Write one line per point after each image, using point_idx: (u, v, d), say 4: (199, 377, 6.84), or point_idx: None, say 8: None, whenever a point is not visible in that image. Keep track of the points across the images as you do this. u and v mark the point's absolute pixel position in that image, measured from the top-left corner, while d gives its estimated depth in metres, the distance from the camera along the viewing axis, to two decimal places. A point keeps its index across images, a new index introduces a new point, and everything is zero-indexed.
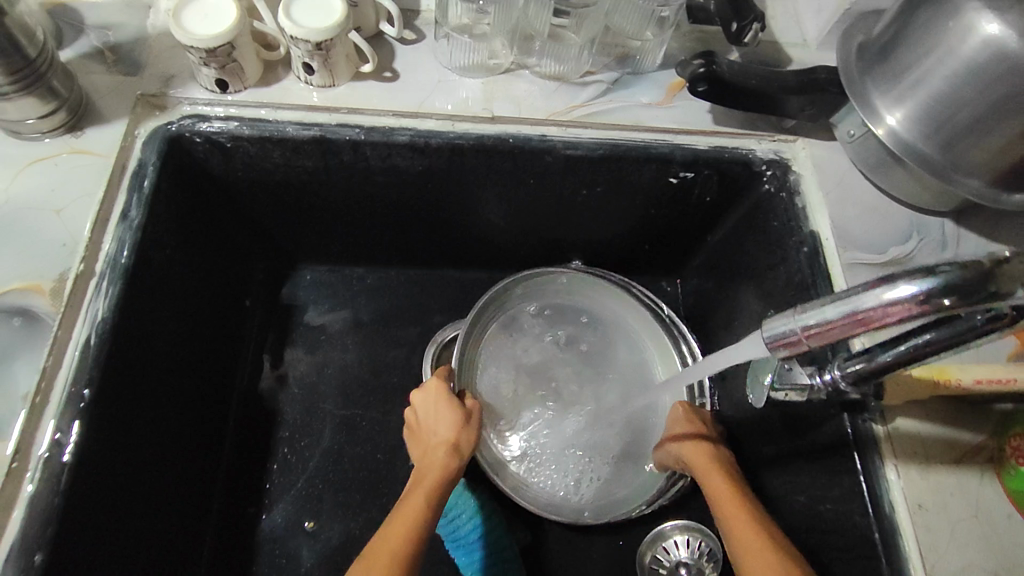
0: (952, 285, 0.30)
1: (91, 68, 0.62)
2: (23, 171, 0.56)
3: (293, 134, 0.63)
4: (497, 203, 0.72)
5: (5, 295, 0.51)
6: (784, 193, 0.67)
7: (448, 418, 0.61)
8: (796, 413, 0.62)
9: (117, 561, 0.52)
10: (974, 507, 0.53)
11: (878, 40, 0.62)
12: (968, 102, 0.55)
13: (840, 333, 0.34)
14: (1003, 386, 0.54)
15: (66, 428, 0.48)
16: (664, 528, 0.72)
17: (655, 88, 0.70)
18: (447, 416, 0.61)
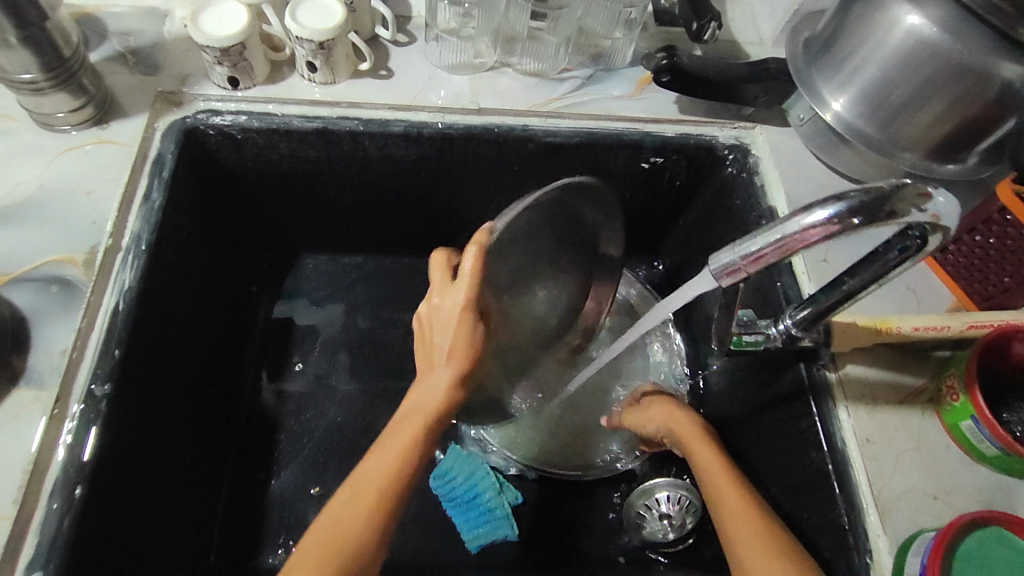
0: (856, 206, 0.37)
1: (114, 69, 0.68)
2: (56, 159, 0.62)
3: (298, 126, 0.69)
4: (483, 189, 0.78)
5: (43, 266, 0.57)
6: (745, 174, 0.74)
7: (454, 334, 0.52)
8: (762, 367, 0.68)
9: (142, 507, 0.57)
10: (915, 440, 0.59)
11: (821, 35, 0.69)
12: (897, 85, 0.62)
13: (773, 258, 0.40)
14: (938, 333, 0.60)
15: (99, 379, 0.53)
16: (652, 483, 0.70)
17: (625, 82, 0.77)
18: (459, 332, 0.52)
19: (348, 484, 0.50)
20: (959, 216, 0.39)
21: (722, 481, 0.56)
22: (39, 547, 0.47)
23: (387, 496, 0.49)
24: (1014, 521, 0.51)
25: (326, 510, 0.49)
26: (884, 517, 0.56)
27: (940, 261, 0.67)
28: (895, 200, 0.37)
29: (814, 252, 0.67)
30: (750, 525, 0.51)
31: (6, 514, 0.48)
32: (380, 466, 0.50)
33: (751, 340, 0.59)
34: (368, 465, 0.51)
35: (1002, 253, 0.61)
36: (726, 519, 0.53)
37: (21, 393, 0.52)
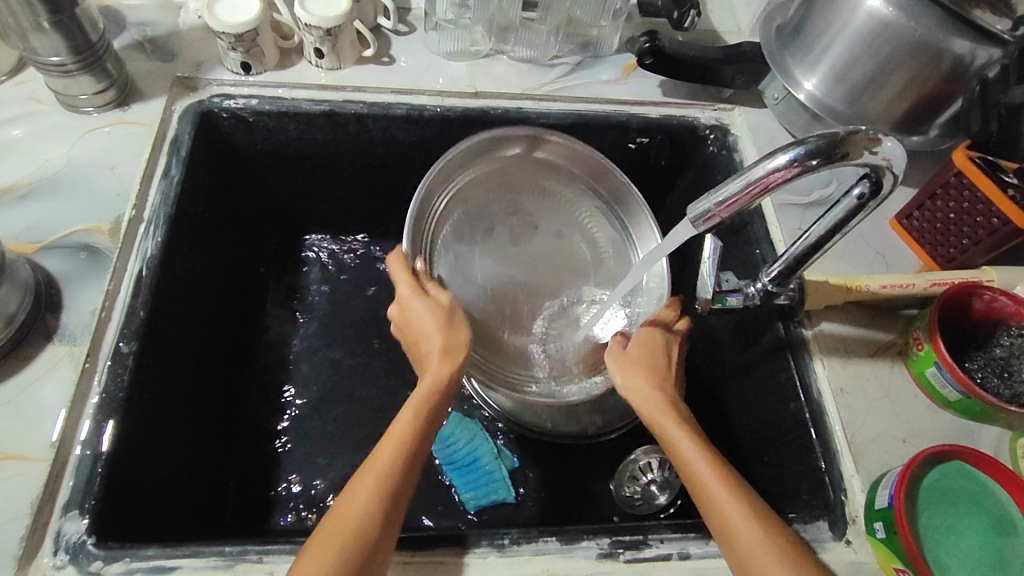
0: (813, 149, 0.42)
1: (133, 56, 0.73)
2: (80, 138, 0.66)
3: (306, 109, 0.73)
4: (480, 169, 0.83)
5: (72, 234, 0.61)
6: (725, 151, 0.79)
7: (421, 321, 0.59)
8: (744, 330, 0.73)
9: (165, 462, 0.60)
10: (885, 389, 0.64)
11: (791, 20, 0.74)
12: (862, 63, 0.68)
13: (743, 203, 0.45)
14: (905, 290, 0.65)
15: (125, 337, 0.57)
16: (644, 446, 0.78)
17: (612, 68, 0.83)
18: (429, 319, 0.59)
19: (360, 483, 0.49)
20: (905, 161, 0.44)
21: (700, 466, 0.52)
22: (75, 487, 0.50)
23: (393, 483, 0.50)
24: (975, 456, 0.55)
25: (330, 512, 0.48)
26: (857, 459, 0.60)
27: (907, 227, 0.72)
28: (847, 143, 0.42)
29: (789, 222, 0.72)
30: (745, 516, 0.49)
31: (43, 457, 0.50)
32: (380, 455, 0.51)
33: (733, 301, 0.63)
34: (379, 454, 0.51)
35: (961, 215, 0.66)
36: (722, 518, 0.49)
37: (55, 349, 0.55)
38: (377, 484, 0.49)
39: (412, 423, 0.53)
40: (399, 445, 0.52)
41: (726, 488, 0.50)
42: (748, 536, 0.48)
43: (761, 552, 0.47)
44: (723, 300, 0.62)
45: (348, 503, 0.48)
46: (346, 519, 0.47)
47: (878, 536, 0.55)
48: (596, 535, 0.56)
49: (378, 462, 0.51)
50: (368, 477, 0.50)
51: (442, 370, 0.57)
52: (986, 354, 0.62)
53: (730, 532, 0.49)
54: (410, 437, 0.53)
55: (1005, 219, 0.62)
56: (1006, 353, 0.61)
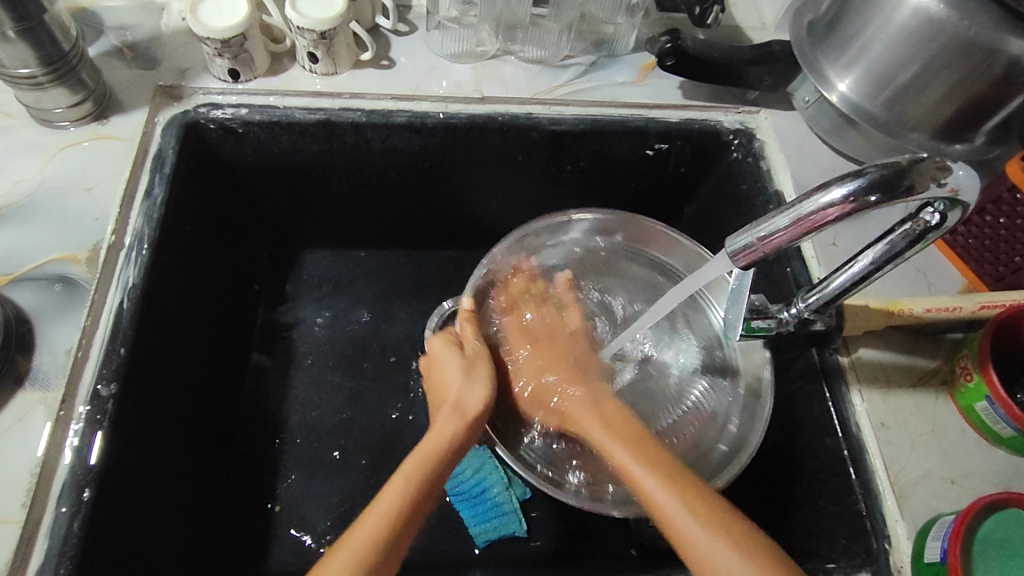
0: (874, 183, 0.37)
1: (112, 64, 0.67)
2: (55, 156, 0.61)
3: (300, 118, 0.68)
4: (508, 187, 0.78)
5: (46, 264, 0.57)
6: (751, 158, 0.73)
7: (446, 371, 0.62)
8: (775, 354, 0.67)
9: (156, 504, 0.57)
10: (930, 423, 0.59)
11: (825, 17, 0.68)
12: (905, 65, 0.62)
13: (788, 239, 0.41)
14: (950, 314, 0.59)
15: (105, 378, 0.53)
16: None
17: (628, 69, 0.77)
18: (453, 368, 0.61)
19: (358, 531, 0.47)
20: (977, 191, 0.39)
21: (641, 477, 0.51)
22: (49, 552, 0.46)
23: (393, 531, 0.48)
24: None
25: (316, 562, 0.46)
26: (901, 502, 0.55)
27: (950, 242, 0.66)
28: (913, 176, 0.38)
29: (822, 236, 0.66)
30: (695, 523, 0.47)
31: (16, 518, 0.47)
32: (383, 506, 0.49)
33: (761, 326, 0.57)
34: (387, 491, 0.50)
35: (1013, 232, 0.60)
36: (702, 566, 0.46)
37: (26, 395, 0.51)
38: (380, 529, 0.47)
39: (424, 464, 0.53)
40: (406, 486, 0.50)
41: (701, 529, 0.47)
42: (702, 544, 0.46)
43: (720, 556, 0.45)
44: (749, 326, 0.56)
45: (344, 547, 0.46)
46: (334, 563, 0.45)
47: None
48: None
49: (380, 509, 0.48)
50: (370, 518, 0.48)
51: (453, 417, 0.57)
52: None
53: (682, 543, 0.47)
54: (415, 478, 0.51)
55: None
56: None
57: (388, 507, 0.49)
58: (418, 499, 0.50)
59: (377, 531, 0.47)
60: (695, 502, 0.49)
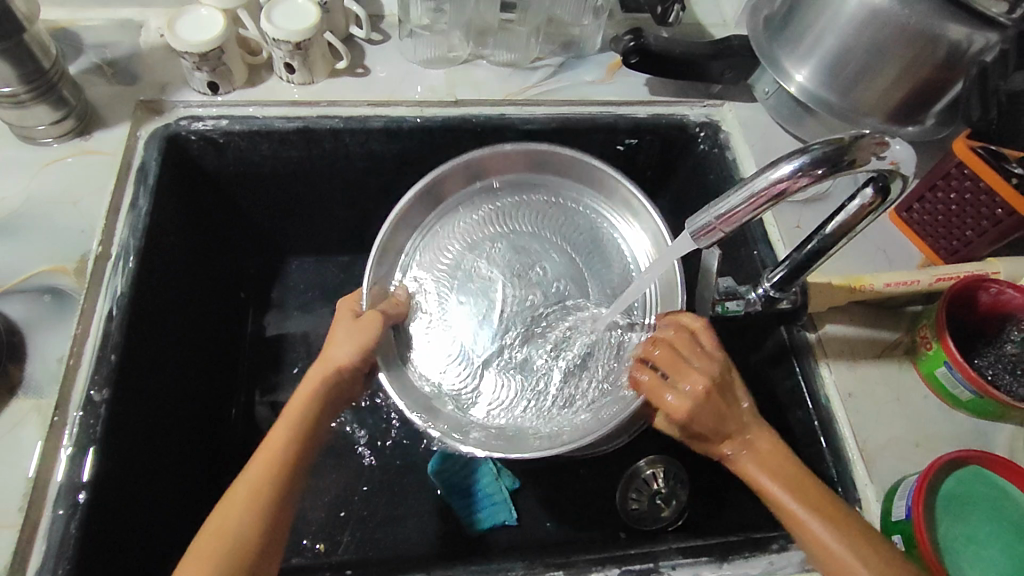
0: (818, 160, 0.40)
1: (93, 81, 0.69)
2: (40, 172, 0.63)
3: (279, 127, 0.70)
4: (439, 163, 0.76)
5: (35, 276, 0.58)
6: (717, 149, 0.76)
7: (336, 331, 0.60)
8: (747, 333, 0.70)
9: (151, 506, 0.59)
10: (894, 390, 0.61)
11: (779, 12, 0.71)
12: (855, 54, 0.65)
13: (744, 215, 0.43)
14: (910, 287, 0.62)
15: (97, 384, 0.54)
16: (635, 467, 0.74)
17: (597, 68, 0.80)
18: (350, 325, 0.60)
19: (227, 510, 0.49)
20: (915, 162, 0.43)
21: (778, 496, 0.48)
22: (48, 552, 0.48)
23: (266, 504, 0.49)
24: (993, 459, 0.54)
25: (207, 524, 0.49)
26: (869, 466, 0.58)
27: (908, 220, 0.69)
28: (857, 149, 0.40)
29: (787, 220, 0.69)
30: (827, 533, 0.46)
31: (13, 521, 0.48)
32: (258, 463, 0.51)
33: (733, 307, 0.59)
34: (269, 441, 0.53)
35: (962, 207, 0.63)
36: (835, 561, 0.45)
37: (21, 403, 0.53)
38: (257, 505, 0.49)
39: (290, 432, 0.53)
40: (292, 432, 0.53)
41: (825, 523, 0.46)
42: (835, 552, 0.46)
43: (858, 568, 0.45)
44: (723, 306, 0.59)
45: (225, 519, 0.48)
46: (222, 537, 0.47)
47: None
48: (605, 566, 0.55)
49: (263, 452, 0.52)
50: (239, 494, 0.50)
51: (322, 373, 0.57)
52: (997, 350, 0.60)
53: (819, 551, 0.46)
54: (291, 441, 0.53)
55: (1011, 210, 0.60)
56: (1017, 348, 0.59)
57: (262, 466, 0.51)
58: (296, 448, 0.53)
59: (254, 488, 0.50)
60: (819, 506, 0.47)
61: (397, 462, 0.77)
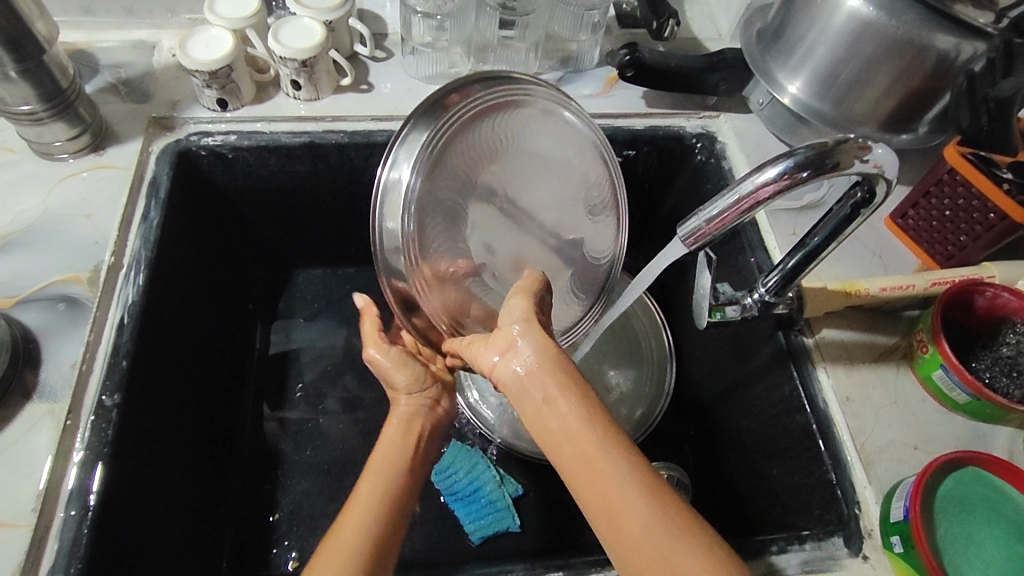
0: (803, 164, 0.41)
1: (107, 100, 0.72)
2: (55, 187, 0.66)
3: (286, 141, 0.72)
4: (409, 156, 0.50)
5: (50, 285, 0.60)
6: (713, 159, 0.78)
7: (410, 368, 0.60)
8: (743, 341, 0.71)
9: (126, 523, 0.54)
10: (892, 394, 0.62)
11: (772, 26, 0.73)
12: (846, 64, 0.66)
13: (733, 218, 0.44)
14: (905, 292, 0.63)
15: (108, 390, 0.56)
16: None
17: (594, 82, 0.82)
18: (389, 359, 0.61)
19: (356, 503, 0.48)
20: (898, 165, 0.44)
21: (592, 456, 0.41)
22: (60, 552, 0.49)
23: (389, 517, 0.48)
24: (992, 461, 0.54)
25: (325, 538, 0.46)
26: (868, 470, 0.58)
27: (903, 226, 0.70)
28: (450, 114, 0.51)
29: (783, 227, 0.70)
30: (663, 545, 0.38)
31: (26, 522, 0.49)
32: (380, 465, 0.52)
33: (731, 313, 0.60)
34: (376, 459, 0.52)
35: (955, 213, 0.64)
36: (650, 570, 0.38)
37: (34, 407, 0.54)
38: (375, 515, 0.48)
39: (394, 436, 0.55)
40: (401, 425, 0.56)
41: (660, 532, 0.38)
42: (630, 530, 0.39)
43: (627, 505, 0.39)
44: (720, 312, 0.60)
45: (344, 529, 0.46)
46: (348, 544, 0.45)
47: (895, 551, 0.53)
48: (604, 567, 0.55)
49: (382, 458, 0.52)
50: (357, 506, 0.48)
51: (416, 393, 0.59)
52: (993, 353, 0.60)
53: (603, 505, 0.40)
54: (394, 455, 0.53)
55: (1002, 214, 0.60)
56: (1013, 351, 0.59)
57: (386, 461, 0.52)
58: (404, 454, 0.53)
59: (381, 484, 0.50)
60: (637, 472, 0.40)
61: None
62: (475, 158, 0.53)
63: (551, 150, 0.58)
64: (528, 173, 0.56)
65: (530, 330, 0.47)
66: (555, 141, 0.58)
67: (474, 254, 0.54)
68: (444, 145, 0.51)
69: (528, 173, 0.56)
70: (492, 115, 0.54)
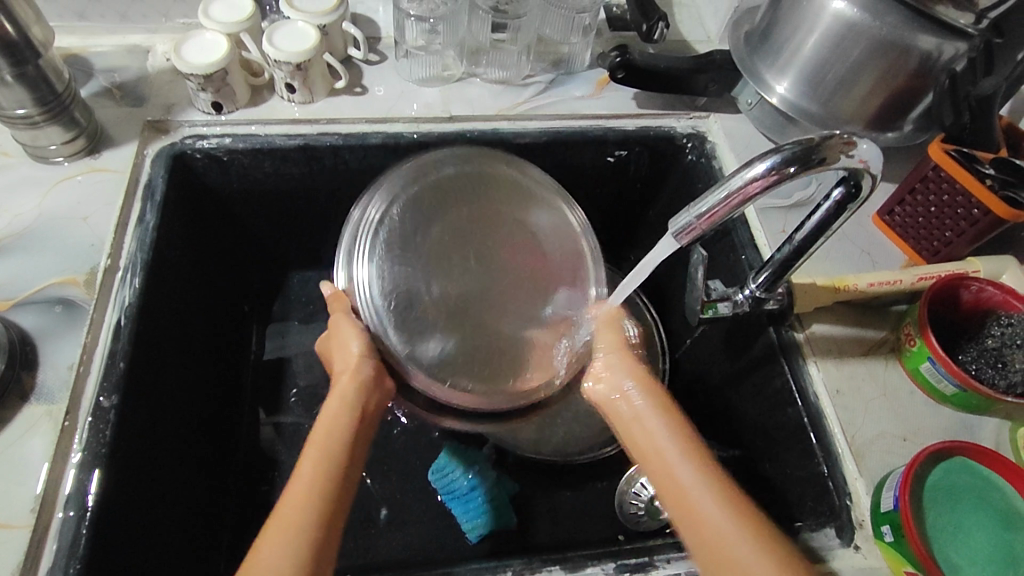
0: (790, 159, 0.42)
1: (102, 104, 0.72)
2: (51, 190, 0.66)
3: (281, 143, 0.72)
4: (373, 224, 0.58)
5: (47, 288, 0.61)
6: (703, 159, 0.79)
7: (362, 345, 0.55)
8: (735, 337, 0.72)
9: (123, 524, 0.54)
10: (881, 387, 0.63)
11: (759, 28, 0.74)
12: (832, 64, 0.67)
13: (723, 213, 0.45)
14: (893, 287, 0.64)
15: (106, 392, 0.56)
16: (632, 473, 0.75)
17: (586, 84, 0.83)
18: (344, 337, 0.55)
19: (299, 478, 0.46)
20: (882, 159, 0.45)
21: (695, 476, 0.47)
22: (58, 553, 0.49)
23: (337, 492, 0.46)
24: (976, 449, 0.55)
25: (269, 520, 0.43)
26: (859, 461, 0.59)
27: (890, 223, 0.72)
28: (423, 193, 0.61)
29: (773, 225, 0.71)
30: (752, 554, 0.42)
31: (24, 523, 0.50)
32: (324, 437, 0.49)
33: (723, 309, 0.61)
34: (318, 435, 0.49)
35: (940, 210, 0.66)
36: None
37: (31, 409, 0.55)
38: (319, 499, 0.45)
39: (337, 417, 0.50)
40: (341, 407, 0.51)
41: (749, 539, 0.43)
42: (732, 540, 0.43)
43: (733, 537, 0.43)
44: (713, 309, 0.61)
45: (289, 505, 0.44)
46: (294, 523, 0.43)
47: (886, 539, 0.54)
48: (602, 560, 0.55)
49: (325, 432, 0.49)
50: (295, 490, 0.45)
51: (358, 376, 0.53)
52: (978, 345, 0.60)
53: (710, 538, 0.44)
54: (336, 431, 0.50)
55: (986, 209, 0.61)
56: (997, 342, 0.59)
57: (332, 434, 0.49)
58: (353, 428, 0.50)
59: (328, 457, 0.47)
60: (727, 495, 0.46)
61: (400, 470, 0.77)
62: (435, 226, 0.61)
63: (518, 228, 0.64)
64: (492, 237, 0.63)
65: (621, 358, 0.58)
66: (525, 222, 0.65)
67: (449, 316, 0.58)
68: (412, 218, 0.60)
69: (497, 247, 0.63)
70: (475, 189, 0.64)
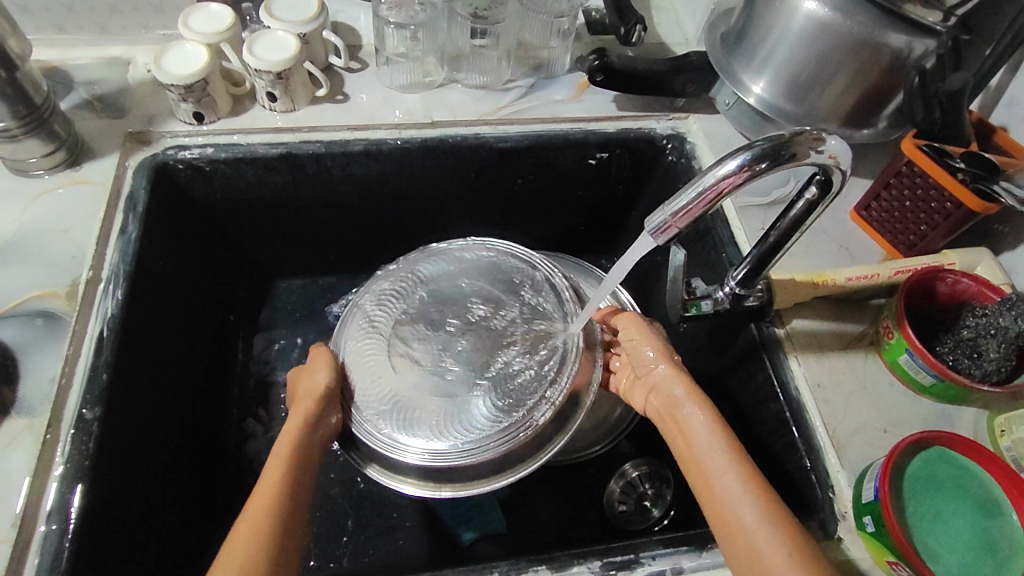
0: (760, 156, 0.43)
1: (83, 116, 0.72)
2: (31, 204, 0.66)
3: (263, 152, 0.73)
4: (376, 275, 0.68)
5: (28, 301, 0.60)
6: (684, 160, 0.79)
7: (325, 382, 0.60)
8: (719, 334, 0.72)
9: (107, 537, 0.54)
10: (861, 381, 0.64)
11: (734, 30, 0.75)
12: (805, 63, 0.68)
13: (698, 210, 0.46)
14: (871, 281, 0.65)
15: (88, 404, 0.56)
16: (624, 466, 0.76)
17: (566, 87, 0.84)
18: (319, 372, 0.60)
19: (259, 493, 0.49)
20: (851, 155, 0.46)
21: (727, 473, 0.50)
22: (41, 566, 0.49)
23: (292, 505, 0.49)
24: (958, 440, 0.55)
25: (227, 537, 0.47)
26: (841, 454, 0.60)
27: (867, 218, 0.73)
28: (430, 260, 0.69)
29: (752, 223, 0.72)
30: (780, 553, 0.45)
31: (5, 537, 0.49)
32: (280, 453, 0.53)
33: (705, 307, 0.62)
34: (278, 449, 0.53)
35: (915, 204, 0.67)
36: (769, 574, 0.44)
37: (13, 423, 0.54)
38: (281, 508, 0.49)
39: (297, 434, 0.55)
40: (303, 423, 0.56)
41: (779, 540, 0.45)
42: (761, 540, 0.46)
43: (766, 547, 0.45)
44: (697, 306, 0.62)
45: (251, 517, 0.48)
46: (253, 532, 0.46)
47: (868, 530, 0.54)
48: (587, 559, 0.55)
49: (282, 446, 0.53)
50: (259, 498, 0.49)
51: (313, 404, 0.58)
52: (955, 336, 0.60)
53: (745, 544, 0.46)
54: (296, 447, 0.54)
55: (958, 202, 0.63)
56: (972, 332, 0.59)
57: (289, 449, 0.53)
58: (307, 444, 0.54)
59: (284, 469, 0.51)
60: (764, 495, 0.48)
61: None
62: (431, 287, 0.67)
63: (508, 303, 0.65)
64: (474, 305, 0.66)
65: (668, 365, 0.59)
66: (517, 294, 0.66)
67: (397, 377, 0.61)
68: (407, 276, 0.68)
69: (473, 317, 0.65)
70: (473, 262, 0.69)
